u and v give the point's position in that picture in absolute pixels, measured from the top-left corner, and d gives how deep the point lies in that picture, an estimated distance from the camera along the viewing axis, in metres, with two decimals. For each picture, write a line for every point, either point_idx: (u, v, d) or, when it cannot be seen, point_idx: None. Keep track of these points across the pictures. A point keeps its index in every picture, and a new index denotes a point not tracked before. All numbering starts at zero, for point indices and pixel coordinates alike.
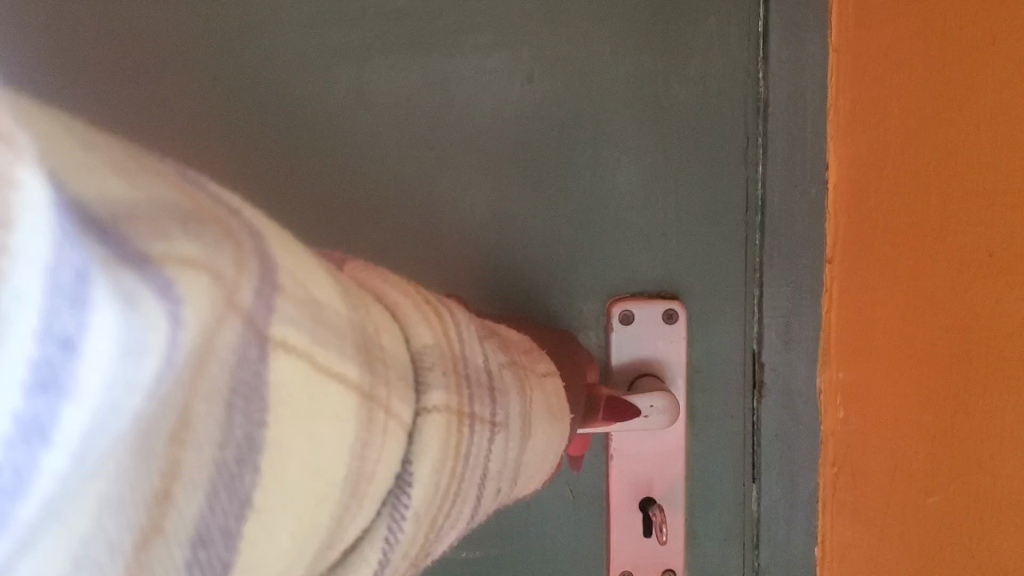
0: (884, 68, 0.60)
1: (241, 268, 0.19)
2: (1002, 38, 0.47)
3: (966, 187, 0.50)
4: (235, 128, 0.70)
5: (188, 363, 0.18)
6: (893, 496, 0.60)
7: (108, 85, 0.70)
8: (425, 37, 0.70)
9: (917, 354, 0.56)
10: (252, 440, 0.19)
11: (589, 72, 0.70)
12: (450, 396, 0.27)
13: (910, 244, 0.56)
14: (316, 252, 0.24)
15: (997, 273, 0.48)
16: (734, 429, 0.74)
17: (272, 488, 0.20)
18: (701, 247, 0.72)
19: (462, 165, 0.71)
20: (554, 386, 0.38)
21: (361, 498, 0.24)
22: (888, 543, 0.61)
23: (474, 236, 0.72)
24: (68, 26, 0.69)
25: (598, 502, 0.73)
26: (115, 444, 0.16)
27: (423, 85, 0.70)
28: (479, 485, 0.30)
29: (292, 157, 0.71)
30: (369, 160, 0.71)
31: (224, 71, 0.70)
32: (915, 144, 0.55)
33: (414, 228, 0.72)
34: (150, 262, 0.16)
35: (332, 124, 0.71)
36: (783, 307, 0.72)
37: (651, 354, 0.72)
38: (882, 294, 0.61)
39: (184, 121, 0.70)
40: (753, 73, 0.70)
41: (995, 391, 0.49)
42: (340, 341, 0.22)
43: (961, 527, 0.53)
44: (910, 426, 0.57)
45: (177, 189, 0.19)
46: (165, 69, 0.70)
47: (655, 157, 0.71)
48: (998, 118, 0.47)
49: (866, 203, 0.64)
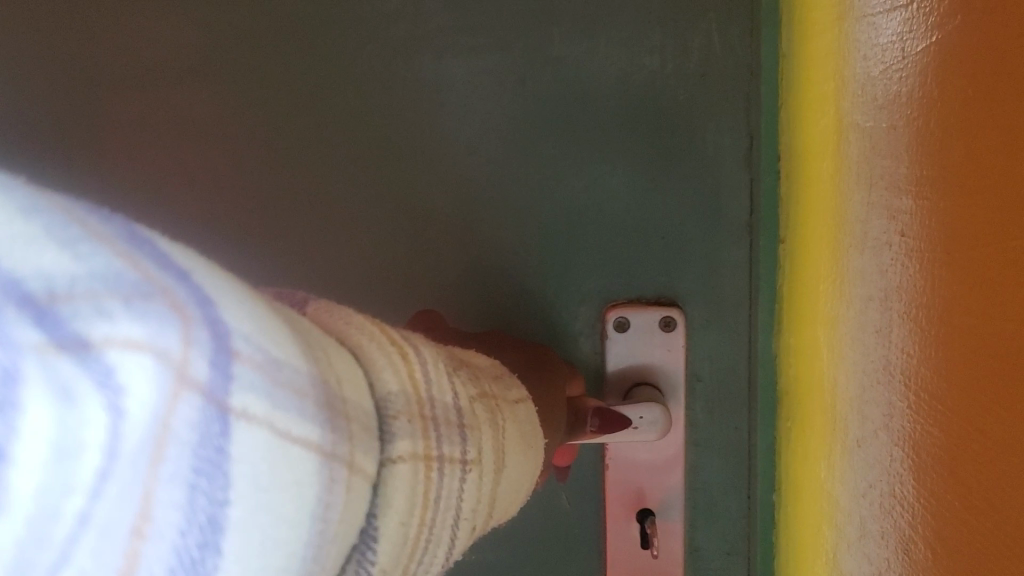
0: (832, 45, 0.56)
1: (191, 342, 0.18)
2: (926, 14, 0.42)
3: (899, 193, 0.46)
4: (235, 136, 0.73)
5: (140, 451, 0.17)
6: (834, 492, 0.57)
7: (124, 107, 0.74)
8: (414, 40, 0.70)
9: (855, 356, 0.53)
10: (213, 521, 0.19)
11: (582, 68, 0.69)
12: (417, 442, 0.26)
13: (856, 237, 0.53)
14: (273, 299, 0.23)
15: (918, 290, 0.44)
16: (737, 437, 0.72)
17: (233, 569, 0.20)
18: (701, 250, 0.70)
19: (455, 167, 0.71)
20: (527, 411, 0.38)
21: (326, 561, 0.23)
22: (834, 546, 0.57)
23: (468, 241, 0.72)
24: (82, 55, 0.74)
25: (594, 508, 0.73)
26: (71, 543, 0.16)
27: (414, 87, 0.71)
28: (453, 526, 0.30)
29: (288, 162, 0.73)
30: (363, 163, 0.72)
31: (232, 86, 0.73)
32: (862, 135, 0.51)
33: (407, 230, 0.72)
34: (89, 351, 0.16)
35: (324, 128, 0.72)
36: (744, 289, 0.71)
37: (649, 362, 0.71)
38: (834, 287, 0.57)
39: (190, 138, 0.74)
40: (753, 68, 0.68)
41: (910, 401, 0.45)
42: (302, 403, 0.21)
43: (881, 538, 0.48)
44: (851, 425, 0.53)
45: (121, 253, 0.18)
46: (176, 89, 0.73)
47: (650, 158, 0.69)
48: (929, 97, 0.42)
49: (816, 174, 0.60)
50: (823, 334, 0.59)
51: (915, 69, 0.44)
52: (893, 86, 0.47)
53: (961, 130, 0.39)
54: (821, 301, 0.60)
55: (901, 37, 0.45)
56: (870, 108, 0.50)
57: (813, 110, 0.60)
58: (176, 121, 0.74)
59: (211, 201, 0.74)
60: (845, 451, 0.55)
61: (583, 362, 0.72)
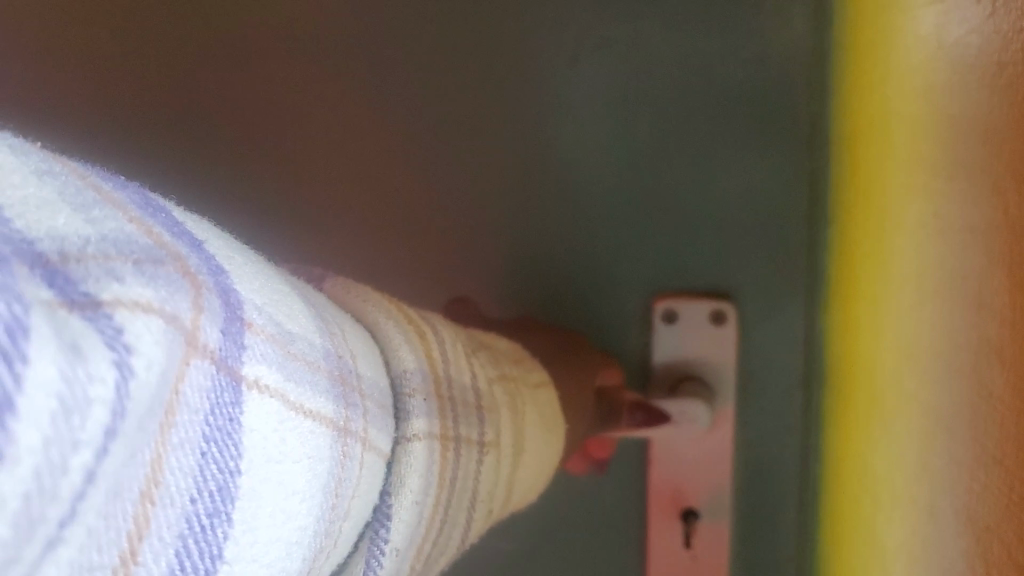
0: (881, 33, 0.54)
1: (201, 310, 0.18)
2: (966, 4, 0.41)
3: (938, 181, 0.44)
4: (288, 122, 0.74)
5: (152, 413, 0.17)
6: (874, 499, 0.54)
7: (175, 88, 0.75)
8: (467, 26, 0.70)
9: (893, 354, 0.51)
10: (222, 490, 0.19)
11: (635, 53, 0.67)
12: (434, 422, 0.27)
13: (899, 229, 0.50)
14: (288, 273, 0.24)
15: (950, 284, 0.42)
16: (788, 438, 0.69)
17: (243, 540, 0.20)
18: (756, 242, 0.67)
19: (502, 152, 0.71)
20: (548, 396, 0.38)
21: (336, 536, 0.23)
22: (870, 554, 0.54)
23: (514, 228, 0.71)
24: (140, 29, 0.75)
25: (635, 505, 0.70)
26: (79, 501, 0.16)
27: (464, 73, 0.71)
28: (469, 508, 0.30)
29: (338, 148, 0.74)
30: (411, 148, 0.72)
31: (283, 71, 0.74)
32: (907, 125, 0.49)
33: (452, 216, 0.72)
34: (100, 309, 0.16)
35: (375, 114, 0.73)
36: (802, 284, 0.67)
37: (696, 356, 0.68)
38: (880, 283, 0.54)
39: (241, 117, 0.75)
40: (817, 52, 0.65)
41: (938, 401, 0.43)
42: (314, 376, 0.21)
43: (909, 546, 0.46)
44: (890, 426, 0.51)
45: (132, 220, 0.19)
46: (228, 71, 0.75)
47: (703, 144, 0.67)
48: (967, 83, 0.41)
49: (865, 166, 0.57)
50: (865, 333, 0.57)
51: (958, 56, 0.42)
52: (935, 76, 0.45)
53: (994, 114, 0.37)
54: (865, 299, 0.57)
55: (944, 29, 0.44)
56: (915, 99, 0.48)
57: (863, 101, 0.58)
58: (225, 103, 0.75)
59: (261, 183, 0.75)
60: (884, 455, 0.52)
61: (628, 354, 0.70)
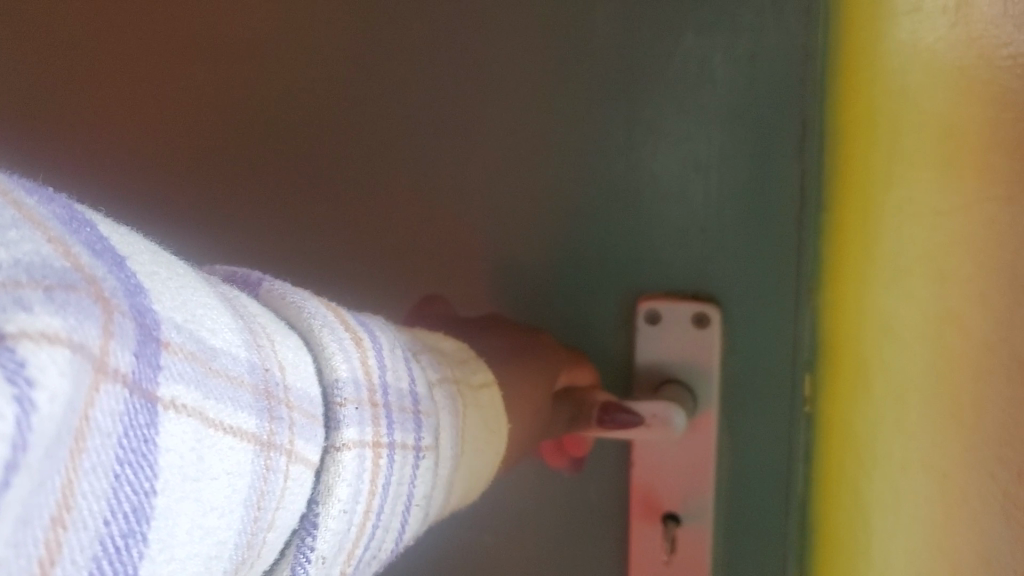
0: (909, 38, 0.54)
1: (111, 337, 0.18)
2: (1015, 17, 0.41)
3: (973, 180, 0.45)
4: (272, 113, 0.72)
5: (62, 440, 0.17)
6: (885, 487, 0.55)
7: (162, 83, 0.74)
8: (447, 18, 0.68)
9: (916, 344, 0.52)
10: (137, 511, 0.19)
11: (621, 46, 0.64)
12: (365, 430, 0.27)
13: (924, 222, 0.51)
14: (214, 283, 0.24)
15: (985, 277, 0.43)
16: (779, 447, 0.65)
17: (160, 557, 0.20)
18: (743, 241, 0.64)
19: (485, 147, 0.68)
20: (492, 398, 0.38)
21: (260, 546, 0.23)
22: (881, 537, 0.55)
23: (495, 224, 0.68)
24: (130, 21, 0.74)
25: (615, 506, 0.69)
26: None
27: (445, 66, 0.68)
28: (406, 511, 0.30)
29: (317, 139, 0.71)
30: (392, 142, 0.70)
31: (264, 63, 0.72)
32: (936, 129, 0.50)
33: (431, 208, 0.69)
34: (2, 342, 0.16)
35: (357, 106, 0.70)
36: (792, 287, 0.63)
37: (676, 360, 0.65)
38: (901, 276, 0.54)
39: (225, 109, 0.73)
40: (808, 48, 0.61)
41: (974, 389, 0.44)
42: (235, 390, 0.22)
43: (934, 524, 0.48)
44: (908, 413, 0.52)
45: (51, 240, 0.19)
46: (212, 63, 0.73)
47: (694, 142, 0.64)
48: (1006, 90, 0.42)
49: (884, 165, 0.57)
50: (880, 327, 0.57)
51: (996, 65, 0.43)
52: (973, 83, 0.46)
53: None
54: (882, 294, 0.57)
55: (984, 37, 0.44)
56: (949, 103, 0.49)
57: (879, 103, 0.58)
58: (213, 102, 0.73)
59: (242, 176, 0.73)
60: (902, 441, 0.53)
61: (612, 354, 0.68)
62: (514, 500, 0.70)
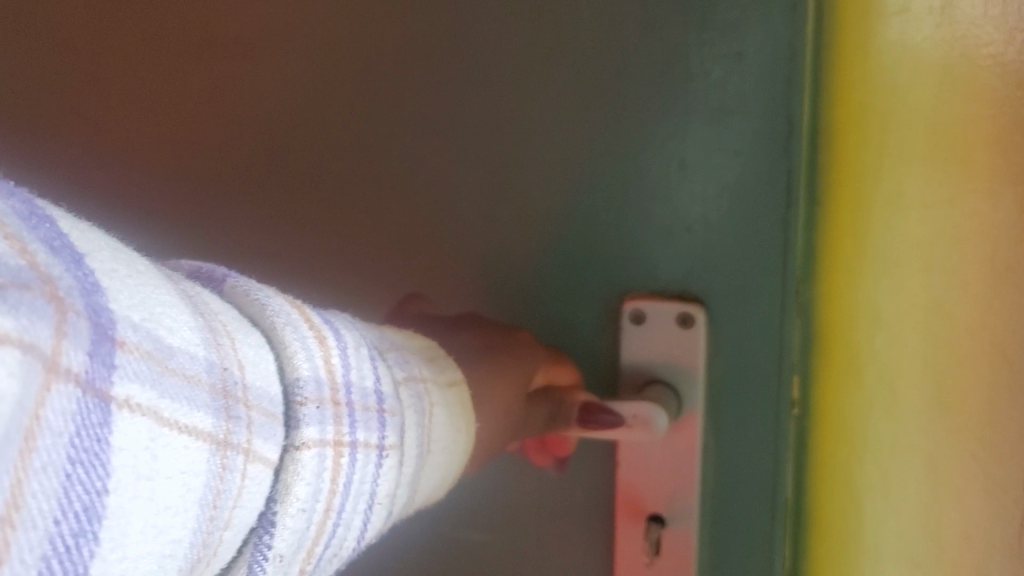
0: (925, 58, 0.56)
1: (63, 336, 0.18)
2: None
3: None
4: (264, 113, 0.73)
5: (9, 440, 0.17)
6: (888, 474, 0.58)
7: (163, 86, 0.76)
8: (434, 17, 0.68)
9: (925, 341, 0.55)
10: (89, 510, 0.19)
11: (608, 45, 0.64)
12: (326, 429, 0.26)
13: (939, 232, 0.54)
14: (174, 279, 0.23)
15: None
16: (766, 449, 0.64)
17: (111, 556, 0.20)
18: (730, 242, 0.63)
19: (470, 146, 0.68)
20: (461, 397, 0.37)
21: (216, 546, 0.23)
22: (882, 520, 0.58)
23: (480, 222, 0.68)
24: (135, 25, 0.76)
25: (599, 507, 0.68)
26: None
27: (432, 65, 0.68)
28: (369, 509, 0.30)
29: (307, 139, 0.72)
30: (379, 141, 0.70)
31: (259, 65, 0.73)
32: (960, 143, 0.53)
33: (416, 206, 0.69)
34: None
35: (347, 106, 0.70)
36: (777, 289, 0.63)
37: (661, 360, 0.65)
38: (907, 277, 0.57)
39: (221, 110, 0.74)
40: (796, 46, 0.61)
41: None
42: (191, 388, 0.22)
43: None
44: None
45: (6, 236, 0.18)
46: (210, 65, 0.74)
47: (679, 141, 0.63)
48: None
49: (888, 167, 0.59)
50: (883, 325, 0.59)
51: None
52: None
53: None
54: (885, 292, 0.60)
55: None
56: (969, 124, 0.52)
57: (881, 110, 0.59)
58: (211, 104, 0.75)
59: (236, 175, 0.74)
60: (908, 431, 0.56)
61: (597, 354, 0.67)
62: (498, 498, 0.70)
